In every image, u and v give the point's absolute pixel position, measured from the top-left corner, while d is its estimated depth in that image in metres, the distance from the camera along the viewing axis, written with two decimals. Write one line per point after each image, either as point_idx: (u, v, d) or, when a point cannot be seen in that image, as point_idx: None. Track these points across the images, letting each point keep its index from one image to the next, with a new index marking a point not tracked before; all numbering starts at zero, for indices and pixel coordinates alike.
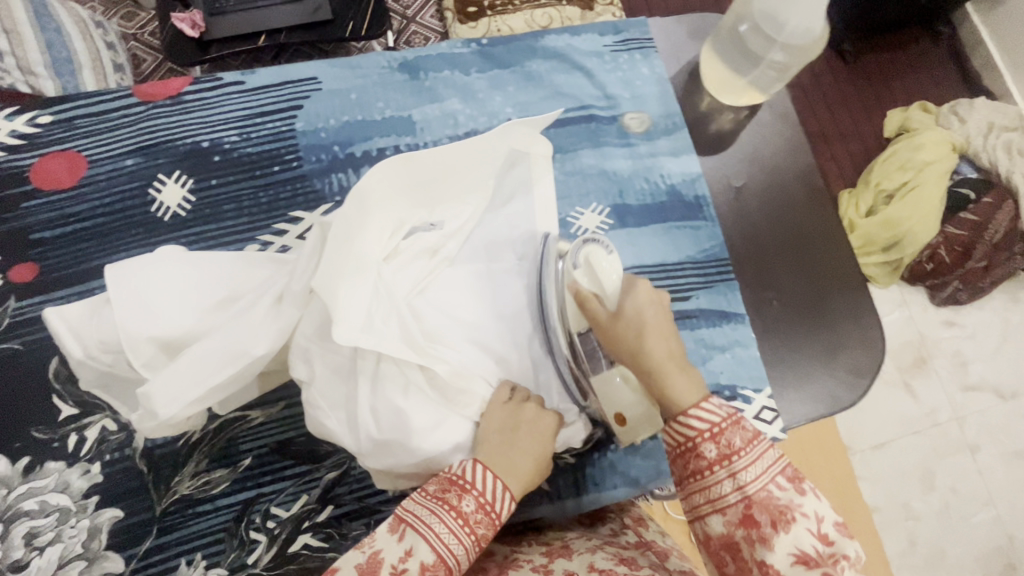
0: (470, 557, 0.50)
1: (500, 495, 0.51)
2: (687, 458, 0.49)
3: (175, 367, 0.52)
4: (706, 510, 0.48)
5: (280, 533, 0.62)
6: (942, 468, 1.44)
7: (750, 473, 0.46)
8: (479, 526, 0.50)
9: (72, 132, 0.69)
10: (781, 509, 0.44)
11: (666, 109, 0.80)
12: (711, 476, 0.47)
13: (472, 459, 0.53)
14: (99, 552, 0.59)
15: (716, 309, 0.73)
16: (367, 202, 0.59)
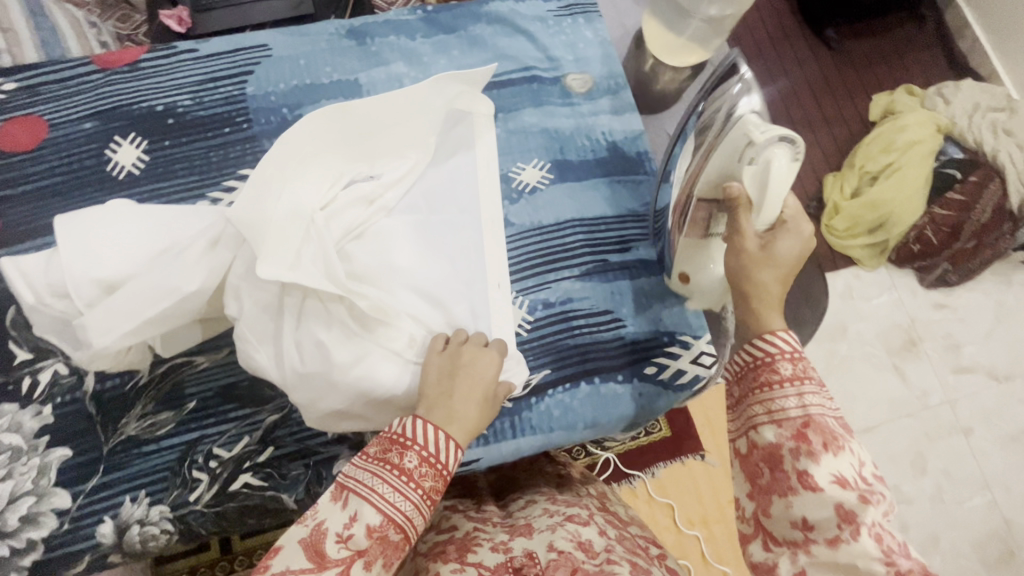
0: (419, 513, 0.51)
1: (444, 446, 0.52)
2: (761, 371, 0.54)
3: (113, 301, 0.55)
4: (763, 420, 0.52)
5: (221, 472, 0.64)
6: (934, 452, 1.41)
7: (815, 398, 0.52)
8: (424, 479, 0.51)
9: (35, 98, 0.73)
10: (835, 436, 0.49)
11: (608, 70, 0.82)
12: (779, 390, 0.52)
13: (412, 416, 0.53)
14: (48, 488, 0.62)
15: (655, 260, 0.75)
16: (300, 151, 0.62)
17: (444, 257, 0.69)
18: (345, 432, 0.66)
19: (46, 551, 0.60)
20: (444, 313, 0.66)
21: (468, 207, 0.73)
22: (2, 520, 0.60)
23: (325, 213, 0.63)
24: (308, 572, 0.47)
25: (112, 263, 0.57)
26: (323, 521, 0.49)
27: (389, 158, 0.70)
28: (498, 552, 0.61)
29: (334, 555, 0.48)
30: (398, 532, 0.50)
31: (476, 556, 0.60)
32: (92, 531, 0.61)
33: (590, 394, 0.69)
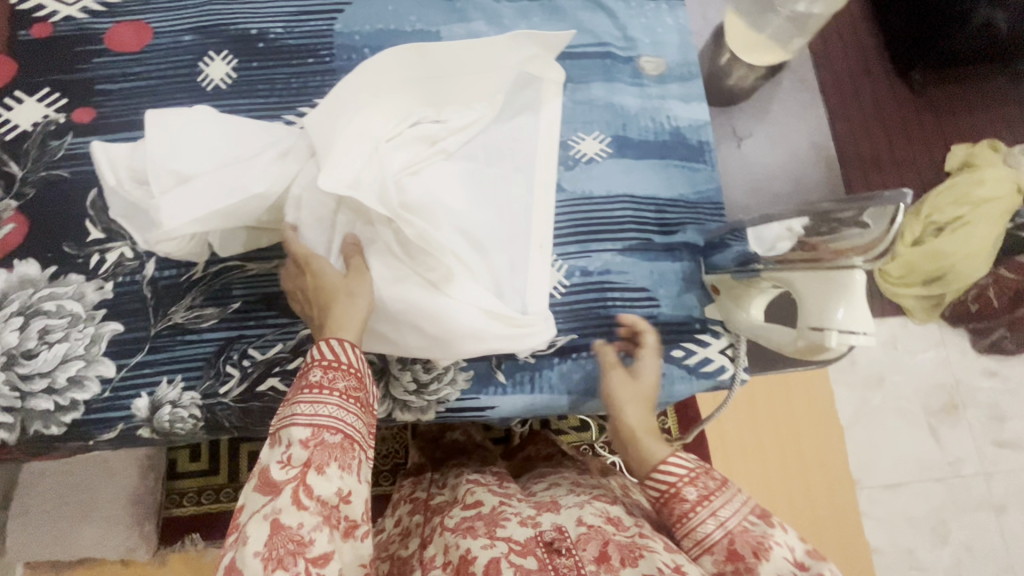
0: (355, 417, 0.53)
1: (343, 348, 0.54)
2: (671, 502, 0.55)
3: (187, 193, 0.59)
4: (695, 551, 0.54)
5: (252, 372, 0.67)
6: (958, 522, 1.34)
7: (727, 509, 0.53)
8: (336, 381, 0.53)
9: (145, 6, 0.79)
10: (759, 540, 0.51)
11: (684, 58, 0.82)
12: (695, 517, 0.53)
13: (318, 340, 0.55)
14: (97, 356, 0.66)
15: (700, 248, 0.74)
16: (374, 94, 0.66)
17: (494, 209, 0.70)
18: (371, 356, 0.68)
19: (86, 412, 0.65)
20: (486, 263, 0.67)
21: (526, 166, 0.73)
22: (53, 377, 0.65)
23: (388, 146, 0.64)
24: (268, 505, 0.49)
25: (191, 159, 0.61)
26: (263, 466, 0.50)
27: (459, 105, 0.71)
28: (527, 526, 0.59)
29: (283, 478, 0.49)
30: (335, 437, 0.52)
31: (504, 531, 0.59)
32: (127, 403, 0.65)
33: (613, 365, 0.69)
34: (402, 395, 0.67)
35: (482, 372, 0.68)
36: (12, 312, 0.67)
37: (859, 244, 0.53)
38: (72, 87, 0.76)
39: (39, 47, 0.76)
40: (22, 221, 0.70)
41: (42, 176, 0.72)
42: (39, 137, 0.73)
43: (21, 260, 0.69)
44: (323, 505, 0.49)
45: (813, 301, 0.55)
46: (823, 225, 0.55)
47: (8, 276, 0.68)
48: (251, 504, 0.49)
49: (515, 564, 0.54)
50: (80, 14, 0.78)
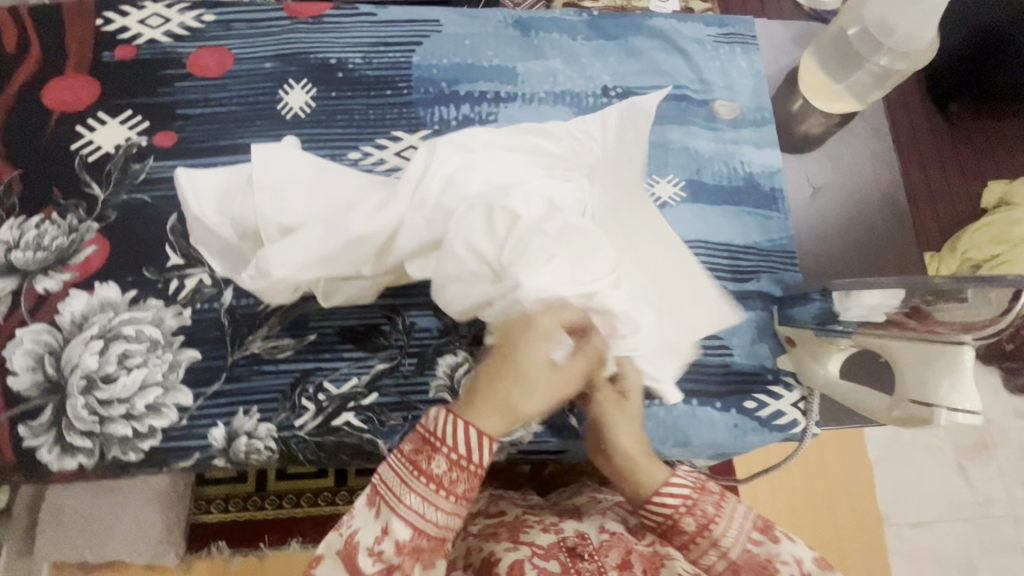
0: (454, 515, 0.49)
1: (474, 442, 0.48)
2: (672, 532, 0.54)
3: (290, 237, 0.60)
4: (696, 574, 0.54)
5: (327, 406, 0.67)
6: (988, 564, 1.32)
7: (728, 537, 0.52)
8: (455, 482, 0.48)
9: (228, 32, 0.80)
10: (764, 565, 0.51)
11: (758, 103, 0.82)
12: (697, 548, 0.53)
13: (443, 412, 0.48)
14: (174, 384, 0.67)
15: (775, 298, 0.74)
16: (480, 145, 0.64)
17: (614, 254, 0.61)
18: (445, 394, 0.68)
19: (163, 440, 0.65)
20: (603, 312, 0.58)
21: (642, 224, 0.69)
22: (132, 403, 0.66)
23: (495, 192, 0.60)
24: None
25: (292, 206, 0.62)
26: (354, 534, 0.47)
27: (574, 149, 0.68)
28: (549, 531, 0.60)
29: (368, 567, 0.47)
30: (431, 540, 0.48)
31: (527, 536, 0.60)
32: (205, 432, 0.66)
33: (684, 414, 0.69)
34: None
35: (557, 418, 0.68)
36: (92, 335, 0.68)
37: (962, 321, 0.52)
38: (153, 110, 0.76)
39: (123, 70, 0.77)
40: (103, 243, 0.71)
41: (124, 199, 0.73)
42: (121, 159, 0.74)
43: (101, 282, 0.70)
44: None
45: (913, 373, 0.55)
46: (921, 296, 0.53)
47: (88, 298, 0.69)
48: (330, 553, 0.48)
49: (539, 567, 0.55)
50: (164, 38, 0.79)
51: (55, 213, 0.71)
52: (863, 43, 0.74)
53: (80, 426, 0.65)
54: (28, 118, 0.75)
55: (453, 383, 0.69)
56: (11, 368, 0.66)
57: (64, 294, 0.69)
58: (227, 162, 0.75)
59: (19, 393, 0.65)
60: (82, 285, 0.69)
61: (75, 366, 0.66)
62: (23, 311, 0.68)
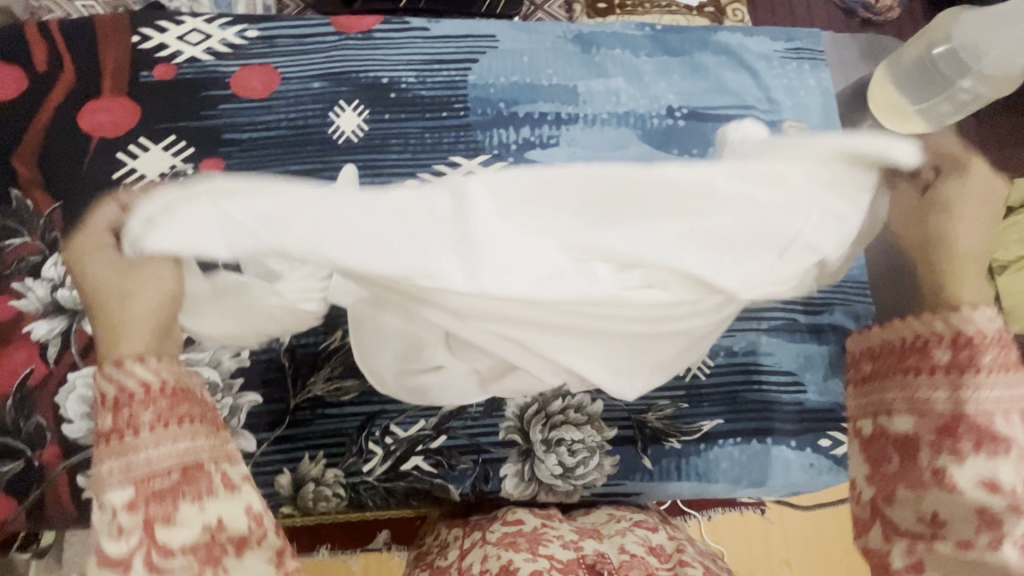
0: (184, 407, 0.43)
1: (161, 373, 0.43)
2: (910, 353, 0.50)
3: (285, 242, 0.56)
4: (897, 407, 0.50)
5: (395, 450, 0.65)
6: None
7: (982, 396, 0.46)
8: (162, 410, 0.42)
9: (272, 49, 0.75)
10: (993, 437, 0.45)
11: (828, 123, 0.79)
12: (927, 378, 0.48)
13: (104, 370, 0.42)
14: (236, 429, 0.64)
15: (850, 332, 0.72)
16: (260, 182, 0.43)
17: (797, 167, 0.43)
18: (515, 436, 0.66)
19: None
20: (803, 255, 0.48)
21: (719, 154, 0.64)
22: None
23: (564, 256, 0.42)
24: (130, 550, 0.40)
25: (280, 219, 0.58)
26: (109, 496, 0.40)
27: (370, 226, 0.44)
28: (570, 550, 0.55)
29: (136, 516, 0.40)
30: (180, 472, 0.41)
31: (547, 549, 0.55)
32: (270, 479, 0.64)
33: (758, 453, 0.68)
34: (548, 479, 0.66)
35: (630, 462, 0.67)
36: None
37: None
38: (198, 135, 0.72)
39: (164, 91, 0.73)
40: None
41: None
42: None
43: None
44: (199, 543, 0.41)
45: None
46: None
47: None
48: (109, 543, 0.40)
49: None
50: (205, 56, 0.74)
51: None
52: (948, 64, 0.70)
53: None
54: (66, 144, 0.71)
55: (523, 424, 0.66)
56: (65, 414, 0.63)
57: None
58: (279, 190, 0.71)
59: (75, 440, 0.63)
60: None
61: None
62: (74, 353, 0.65)
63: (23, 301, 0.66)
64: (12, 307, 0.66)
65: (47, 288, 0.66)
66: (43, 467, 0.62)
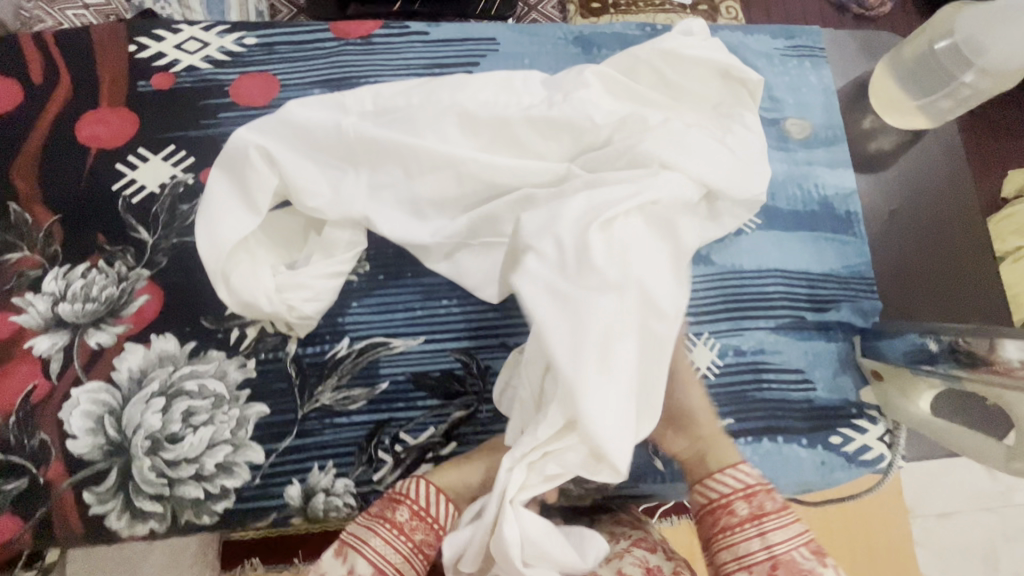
0: (410, 564, 0.55)
1: (432, 499, 0.58)
2: (718, 513, 0.57)
3: (340, 198, 0.65)
4: (732, 567, 0.55)
5: (406, 458, 0.65)
6: (1010, 552, 1.35)
7: (780, 536, 0.54)
8: (414, 532, 0.56)
9: (272, 57, 0.75)
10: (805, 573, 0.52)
11: (829, 120, 0.79)
12: (740, 533, 0.55)
13: (409, 480, 0.59)
14: (244, 441, 0.64)
15: (857, 328, 0.72)
16: (337, 140, 0.65)
17: (663, 117, 0.67)
18: None
19: (237, 501, 0.62)
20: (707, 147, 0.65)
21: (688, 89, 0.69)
22: (201, 463, 0.63)
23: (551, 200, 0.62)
24: None
25: (324, 188, 0.65)
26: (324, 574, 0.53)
27: (416, 192, 0.67)
28: None
29: None
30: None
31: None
32: (280, 491, 0.63)
33: (770, 451, 0.68)
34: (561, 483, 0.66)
35: (641, 464, 0.67)
36: (152, 392, 0.64)
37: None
38: (199, 145, 0.71)
39: (162, 102, 0.72)
40: (155, 291, 0.67)
41: (173, 244, 0.68)
42: (167, 200, 0.69)
43: (158, 334, 0.66)
44: None
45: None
46: None
47: (146, 352, 0.65)
48: None
49: None
50: (203, 65, 0.74)
51: (101, 260, 0.67)
52: (949, 59, 0.71)
53: (148, 490, 0.62)
54: (63, 157, 0.70)
55: None
56: (69, 430, 0.63)
57: (119, 349, 0.65)
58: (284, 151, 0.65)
59: (80, 457, 0.62)
60: (138, 338, 0.65)
61: (138, 426, 0.63)
62: (76, 368, 0.64)
63: (24, 317, 0.65)
64: (13, 323, 0.65)
65: (48, 303, 0.65)
66: (48, 484, 0.61)
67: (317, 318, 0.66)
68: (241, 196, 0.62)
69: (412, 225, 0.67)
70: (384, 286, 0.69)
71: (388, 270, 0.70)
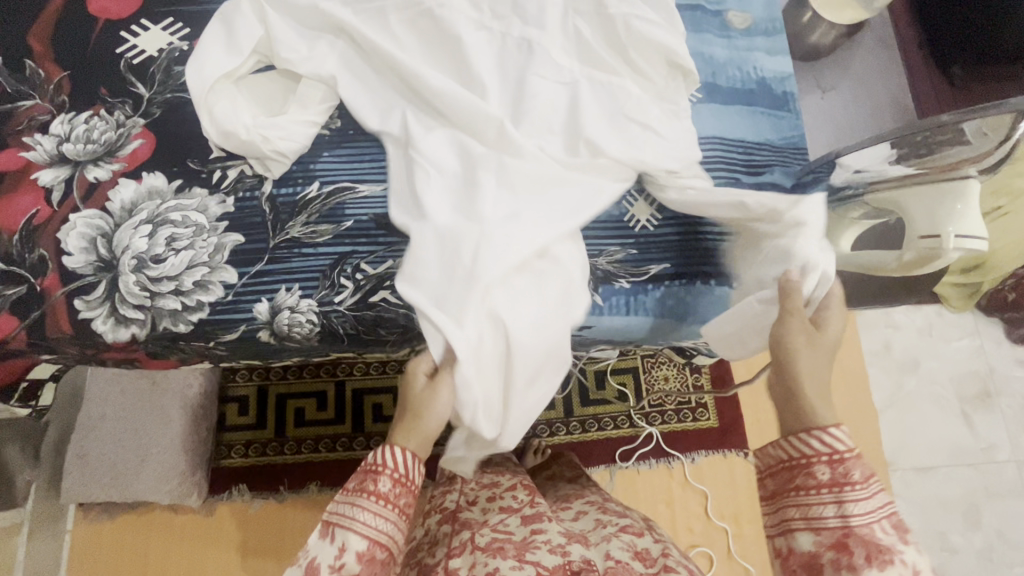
0: (399, 526, 0.58)
1: (410, 464, 0.59)
2: (795, 471, 0.55)
3: (314, 56, 0.72)
4: (799, 525, 0.54)
5: (365, 284, 0.71)
6: (992, 507, 1.31)
7: (861, 509, 0.51)
8: (399, 498, 0.58)
9: None
10: (881, 549, 0.50)
11: (769, 14, 0.86)
12: (816, 496, 0.53)
13: (377, 447, 0.59)
14: (220, 264, 0.70)
15: (788, 189, 0.77)
16: (315, 11, 0.72)
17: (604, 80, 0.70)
18: None
19: (211, 314, 0.69)
20: (627, 135, 0.68)
21: (636, 52, 0.69)
22: (180, 281, 0.69)
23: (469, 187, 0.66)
24: None
25: (302, 48, 0.72)
26: (315, 556, 0.56)
27: (377, 63, 0.72)
28: (556, 555, 0.66)
29: None
30: (385, 550, 0.57)
31: (534, 556, 0.66)
32: (251, 307, 0.69)
33: (704, 293, 0.73)
34: None
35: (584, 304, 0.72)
36: (141, 220, 0.71)
37: (967, 157, 0.59)
38: (194, 18, 0.80)
39: None
40: (149, 138, 0.75)
41: (167, 99, 0.76)
42: (164, 63, 0.78)
43: (149, 172, 0.73)
44: None
45: (918, 209, 0.61)
46: (920, 149, 0.60)
47: (137, 187, 0.73)
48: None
49: None
50: None
51: (103, 110, 0.75)
52: None
53: (131, 300, 0.68)
54: (75, 24, 0.79)
55: None
56: (66, 248, 0.70)
57: (113, 183, 0.72)
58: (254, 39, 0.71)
59: (73, 270, 0.69)
60: (131, 175, 0.73)
61: (126, 247, 0.70)
62: (76, 197, 0.72)
63: (32, 154, 0.73)
64: (22, 158, 0.73)
65: (54, 143, 0.74)
66: (44, 291, 0.68)
67: (290, 158, 0.73)
68: (231, 47, 0.70)
69: (366, 100, 0.73)
70: (352, 140, 0.76)
71: (357, 128, 0.76)
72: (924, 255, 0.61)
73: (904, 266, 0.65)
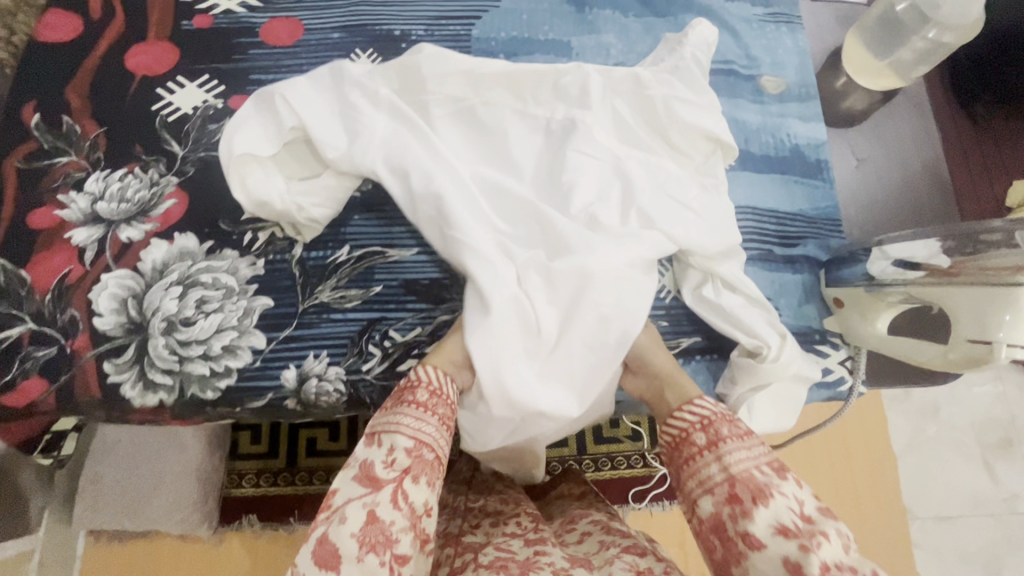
0: (442, 433, 0.56)
1: (440, 376, 0.59)
2: (682, 447, 0.57)
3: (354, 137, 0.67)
4: (699, 494, 0.55)
5: (393, 352, 0.71)
6: (1016, 561, 1.28)
7: (735, 454, 0.54)
8: (438, 406, 0.57)
9: (298, 5, 0.85)
10: (761, 487, 0.51)
11: (803, 79, 0.85)
12: (700, 460, 0.55)
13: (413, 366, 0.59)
14: (249, 328, 0.70)
15: (822, 263, 0.77)
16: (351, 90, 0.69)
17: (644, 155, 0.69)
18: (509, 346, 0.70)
19: (239, 379, 0.69)
20: (671, 210, 0.66)
21: (677, 134, 0.69)
22: (209, 345, 0.69)
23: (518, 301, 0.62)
24: (366, 495, 0.50)
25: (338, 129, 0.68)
26: (365, 460, 0.52)
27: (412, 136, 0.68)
28: None
29: (385, 476, 0.51)
30: (433, 453, 0.54)
31: None
32: (278, 374, 0.69)
33: None
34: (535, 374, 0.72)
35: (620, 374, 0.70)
36: (172, 281, 0.71)
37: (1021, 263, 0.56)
38: (228, 75, 0.81)
39: (200, 37, 0.82)
40: (181, 197, 0.75)
41: (201, 157, 0.77)
42: (198, 120, 0.78)
43: (181, 233, 0.73)
44: (412, 512, 0.51)
45: (967, 312, 0.58)
46: (967, 246, 0.59)
47: (168, 247, 0.73)
48: (347, 490, 0.50)
49: None
50: (239, 9, 0.84)
51: (138, 167, 0.76)
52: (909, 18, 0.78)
53: (160, 364, 0.68)
54: (112, 80, 0.79)
55: None
56: (97, 310, 0.70)
57: (146, 243, 0.73)
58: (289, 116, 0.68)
59: (103, 332, 0.69)
60: (162, 235, 0.73)
61: (156, 309, 0.70)
62: (108, 257, 0.72)
63: (66, 211, 0.73)
64: (56, 216, 0.73)
65: (88, 202, 0.74)
66: (74, 354, 0.68)
67: (323, 224, 0.73)
68: (274, 125, 0.68)
69: (398, 169, 0.66)
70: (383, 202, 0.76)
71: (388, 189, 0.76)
72: (967, 357, 0.59)
73: (948, 368, 0.62)
